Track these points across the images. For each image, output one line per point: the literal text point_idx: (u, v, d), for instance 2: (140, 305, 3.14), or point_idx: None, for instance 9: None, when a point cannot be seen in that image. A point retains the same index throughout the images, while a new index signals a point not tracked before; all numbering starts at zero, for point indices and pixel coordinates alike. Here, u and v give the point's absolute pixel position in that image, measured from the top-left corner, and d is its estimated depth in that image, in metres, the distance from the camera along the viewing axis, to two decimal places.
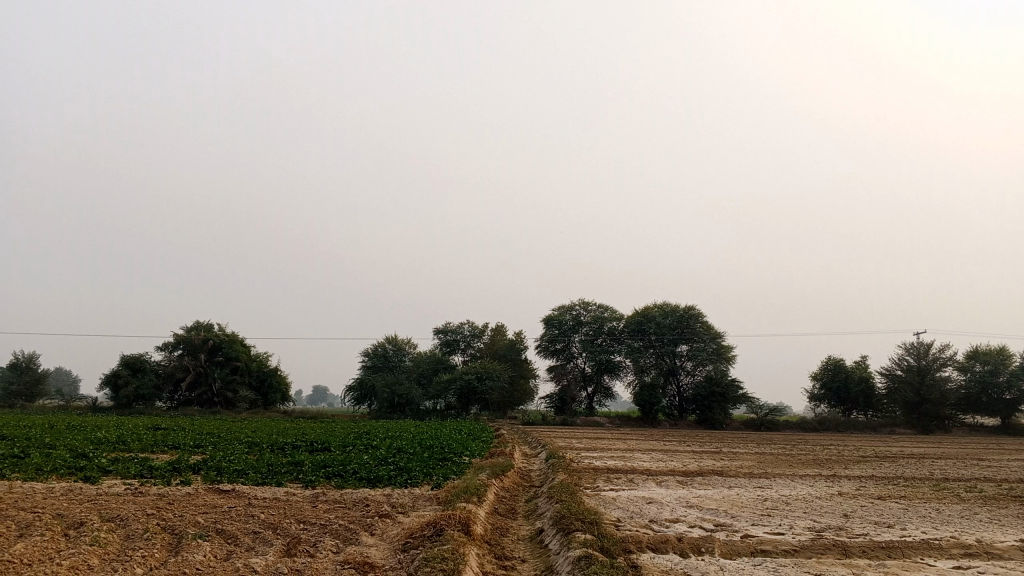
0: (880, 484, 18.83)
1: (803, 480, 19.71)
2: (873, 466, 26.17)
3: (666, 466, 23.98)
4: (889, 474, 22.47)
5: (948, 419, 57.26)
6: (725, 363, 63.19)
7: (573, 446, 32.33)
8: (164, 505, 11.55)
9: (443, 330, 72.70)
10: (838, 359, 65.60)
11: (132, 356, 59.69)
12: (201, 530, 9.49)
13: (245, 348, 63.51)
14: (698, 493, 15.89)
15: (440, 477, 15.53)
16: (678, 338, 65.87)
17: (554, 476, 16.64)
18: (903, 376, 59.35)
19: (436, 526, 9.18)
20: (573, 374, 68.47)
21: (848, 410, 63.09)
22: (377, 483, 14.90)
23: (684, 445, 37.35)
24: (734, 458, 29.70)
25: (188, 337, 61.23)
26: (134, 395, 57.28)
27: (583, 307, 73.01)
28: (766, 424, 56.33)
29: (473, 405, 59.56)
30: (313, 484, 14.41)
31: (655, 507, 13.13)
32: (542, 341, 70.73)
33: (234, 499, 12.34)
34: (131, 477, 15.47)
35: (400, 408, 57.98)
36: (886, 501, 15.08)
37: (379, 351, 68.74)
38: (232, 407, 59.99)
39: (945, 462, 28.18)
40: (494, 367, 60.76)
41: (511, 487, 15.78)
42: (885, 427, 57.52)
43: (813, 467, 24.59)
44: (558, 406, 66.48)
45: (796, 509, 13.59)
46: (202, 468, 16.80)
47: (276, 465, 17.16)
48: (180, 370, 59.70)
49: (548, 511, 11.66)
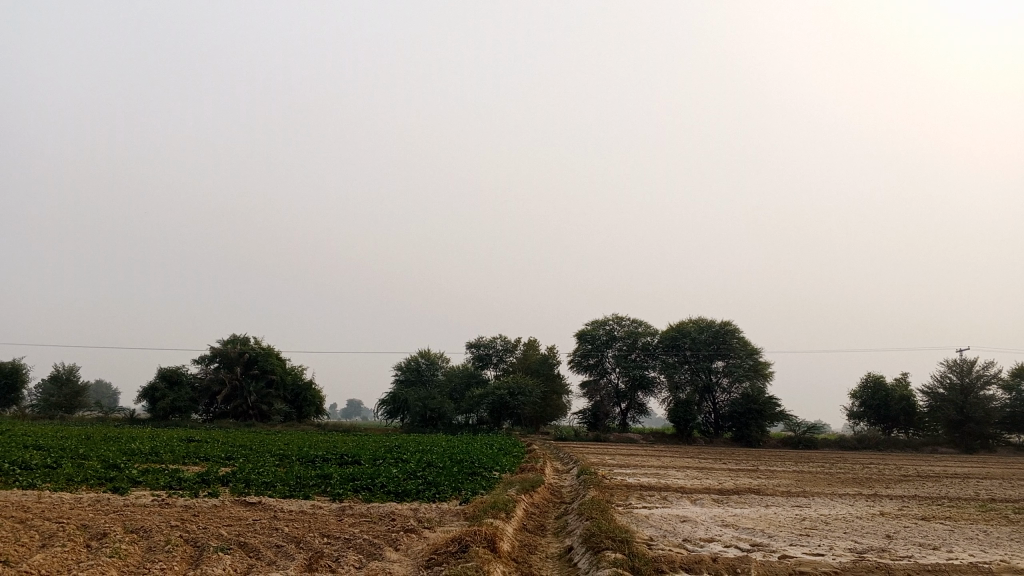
0: (924, 505, 18.20)
1: (843, 499, 19.12)
2: (916, 485, 25.38)
3: (701, 483, 23.49)
4: (932, 494, 21.75)
5: (992, 439, 55.74)
6: (761, 379, 62.21)
7: (607, 462, 31.89)
8: (189, 517, 11.43)
9: (476, 345, 72.58)
10: (877, 376, 64.30)
11: (169, 368, 60.31)
12: (222, 543, 9.32)
13: (280, 361, 63.90)
14: (733, 511, 15.45)
15: (468, 491, 15.27)
16: (713, 354, 65.01)
17: (585, 493, 16.31)
18: (945, 393, 57.97)
19: (461, 542, 8.92)
20: (606, 390, 67.86)
21: (888, 429, 61.73)
22: (404, 497, 14.67)
23: (720, 462, 36.68)
24: (772, 476, 29.04)
25: (224, 350, 61.70)
26: (171, 407, 57.79)
27: (618, 321, 72.44)
28: (804, 441, 55.30)
29: (505, 420, 59.21)
30: (340, 497, 14.25)
31: (688, 526, 12.75)
32: (575, 356, 70.28)
33: (260, 512, 12.19)
34: (160, 488, 15.42)
35: (432, 422, 57.85)
36: (930, 522, 14.53)
37: (412, 365, 68.72)
38: (267, 420, 60.33)
39: (991, 483, 27.29)
40: (527, 382, 60.44)
41: (541, 503, 15.50)
42: (926, 446, 56.16)
43: (854, 487, 23.93)
44: (591, 422, 65.88)
45: (836, 529, 13.12)
46: (231, 480, 16.74)
47: (304, 477, 17.05)
48: (217, 383, 60.17)
49: (578, 529, 11.34)
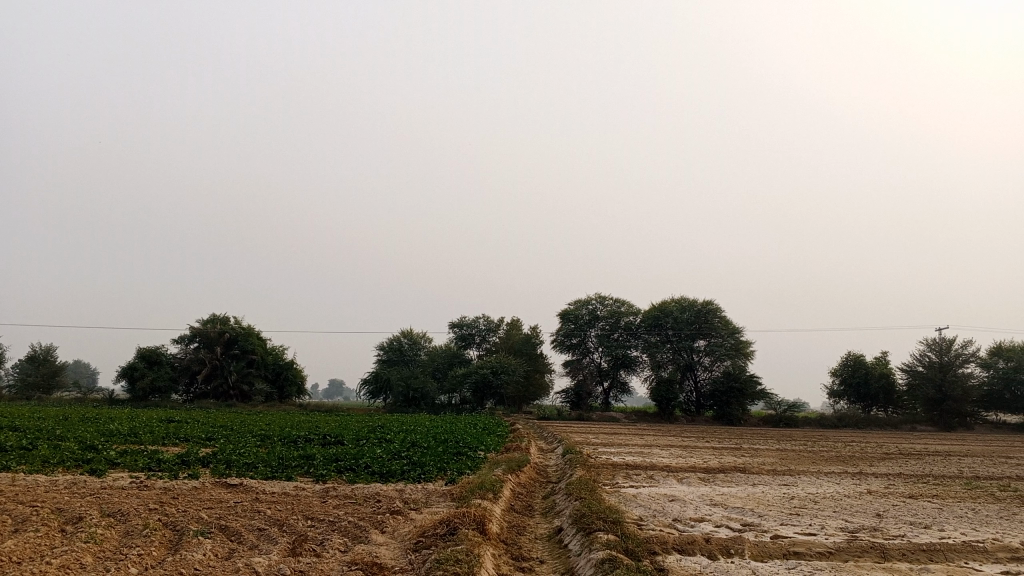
0: (909, 482, 18.20)
1: (829, 477, 19.09)
2: (898, 463, 25.50)
3: (686, 462, 23.44)
4: (916, 472, 21.80)
5: (970, 416, 56.30)
6: (743, 358, 62.42)
7: (591, 441, 31.81)
8: (168, 499, 11.16)
9: (458, 324, 72.32)
10: (857, 355, 64.68)
11: (148, 348, 59.69)
12: (203, 527, 9.04)
13: (261, 341, 63.39)
14: (721, 490, 15.34)
15: (454, 472, 15.06)
16: (695, 333, 65.11)
17: (571, 472, 16.14)
18: (924, 372, 58.40)
19: (449, 524, 8.69)
20: (589, 369, 67.91)
21: (868, 407, 62.21)
22: (390, 478, 14.44)
23: (703, 441, 36.78)
24: (756, 454, 29.06)
25: (205, 329, 61.04)
26: (151, 387, 57.22)
27: (600, 301, 72.38)
28: (785, 420, 55.58)
29: (488, 399, 59.10)
30: (323, 479, 13.98)
31: (677, 505, 12.62)
32: (558, 335, 70.22)
33: (242, 494, 11.91)
34: (138, 470, 15.09)
35: (415, 402, 57.67)
36: (917, 500, 14.49)
37: (395, 344, 68.44)
38: (248, 400, 59.94)
39: (971, 461, 27.42)
40: (510, 362, 60.30)
41: (528, 483, 15.33)
42: (905, 423, 56.65)
43: (838, 465, 23.94)
44: (574, 401, 65.92)
45: (826, 508, 13.02)
46: (211, 461, 16.42)
47: (285, 458, 16.75)
48: (197, 363, 59.58)
49: (568, 509, 11.15)
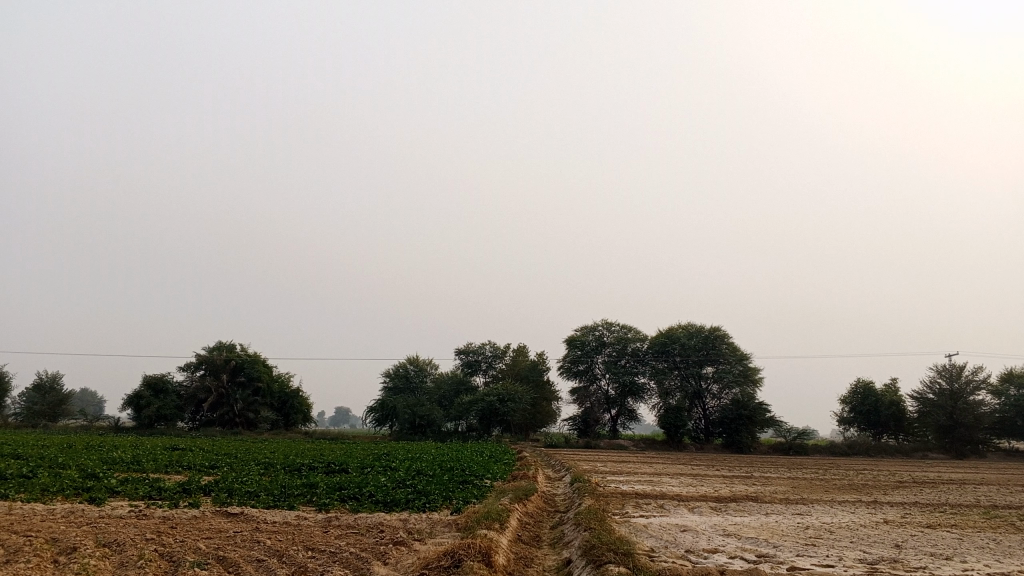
0: (926, 512, 17.76)
1: (843, 506, 18.67)
2: (913, 491, 25.00)
3: (696, 490, 23.00)
4: (931, 501, 21.34)
5: (983, 444, 55.56)
6: (751, 385, 61.88)
7: (599, 469, 31.38)
8: (166, 529, 10.88)
9: (465, 351, 72.03)
10: (867, 381, 64.07)
11: (154, 376, 59.46)
12: (200, 558, 8.76)
13: (267, 368, 63.15)
14: (734, 520, 14.97)
15: (460, 501, 14.74)
16: (703, 360, 64.61)
17: (580, 501, 15.82)
18: (935, 399, 57.80)
19: (454, 556, 8.39)
20: (596, 396, 67.45)
21: (879, 434, 61.49)
22: (394, 506, 14.12)
23: (713, 468, 36.29)
24: (767, 482, 28.54)
25: (211, 357, 60.83)
26: (156, 415, 56.91)
27: (607, 327, 72.06)
28: (795, 448, 54.97)
29: (495, 426, 58.64)
30: (327, 508, 13.69)
31: (689, 536, 12.26)
32: (565, 362, 69.79)
33: (242, 524, 11.61)
34: (139, 498, 14.82)
35: (421, 429, 57.26)
36: (935, 530, 14.11)
37: (401, 372, 68.08)
38: (254, 428, 59.56)
39: (986, 489, 26.90)
40: (517, 389, 59.89)
41: (536, 512, 15.00)
42: (917, 451, 55.93)
43: (851, 493, 23.51)
44: (581, 428, 65.39)
45: (842, 538, 12.67)
46: (213, 490, 16.14)
47: (289, 486, 16.46)
48: (202, 391, 59.25)
49: (576, 539, 10.83)
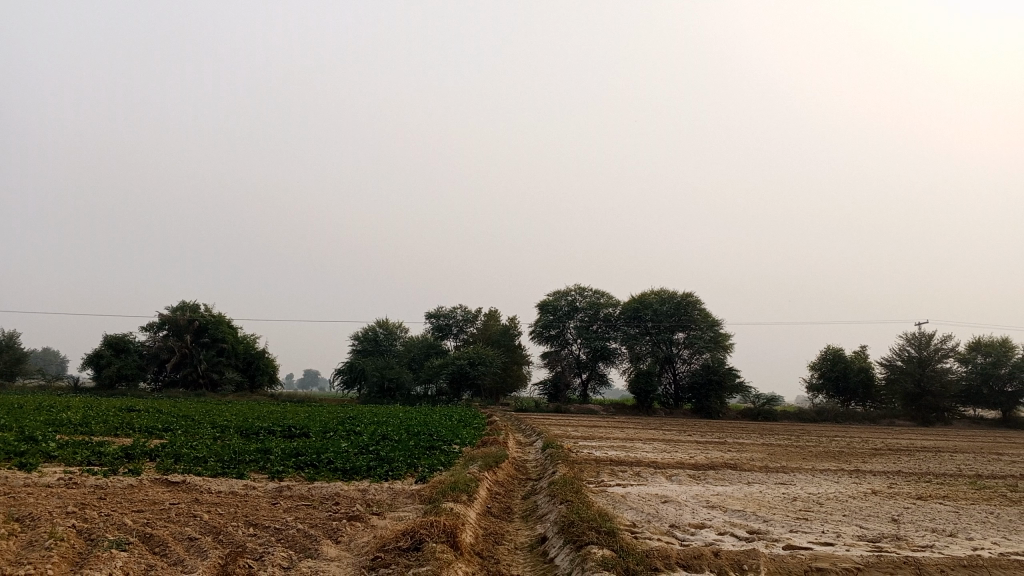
0: (913, 481, 17.13)
1: (825, 475, 17.92)
2: (892, 459, 24.45)
3: (672, 457, 22.18)
4: (913, 469, 20.69)
5: (948, 412, 55.68)
6: (723, 351, 61.52)
7: (571, 434, 30.64)
8: (93, 500, 9.69)
9: (435, 314, 70.94)
10: (836, 348, 63.86)
11: (115, 335, 57.69)
12: (122, 536, 7.63)
13: (232, 329, 61.60)
14: (717, 490, 14.13)
15: (425, 469, 13.70)
16: (675, 326, 63.95)
17: (553, 469, 14.87)
18: (903, 367, 57.65)
19: (414, 536, 7.34)
20: (567, 360, 66.83)
21: (846, 401, 61.51)
22: (352, 475, 13.04)
23: (686, 434, 35.65)
24: (742, 449, 27.88)
25: (174, 316, 59.08)
26: (118, 375, 55.37)
27: (579, 292, 71.23)
28: (764, 414, 54.80)
29: (464, 390, 57.75)
30: (280, 476, 12.60)
31: (672, 508, 11.33)
32: (536, 326, 68.99)
33: (181, 494, 10.46)
34: (75, 464, 13.63)
35: (390, 392, 56.29)
36: (927, 502, 13.32)
37: (370, 334, 66.84)
38: (218, 389, 58.13)
39: (964, 457, 26.40)
40: (487, 353, 58.94)
41: (506, 481, 14.04)
42: (883, 418, 55.95)
43: (831, 461, 22.94)
44: (552, 393, 64.82)
45: (834, 512, 11.81)
46: (158, 455, 14.97)
47: (241, 452, 15.34)
48: (165, 351, 57.73)
49: (552, 513, 9.84)
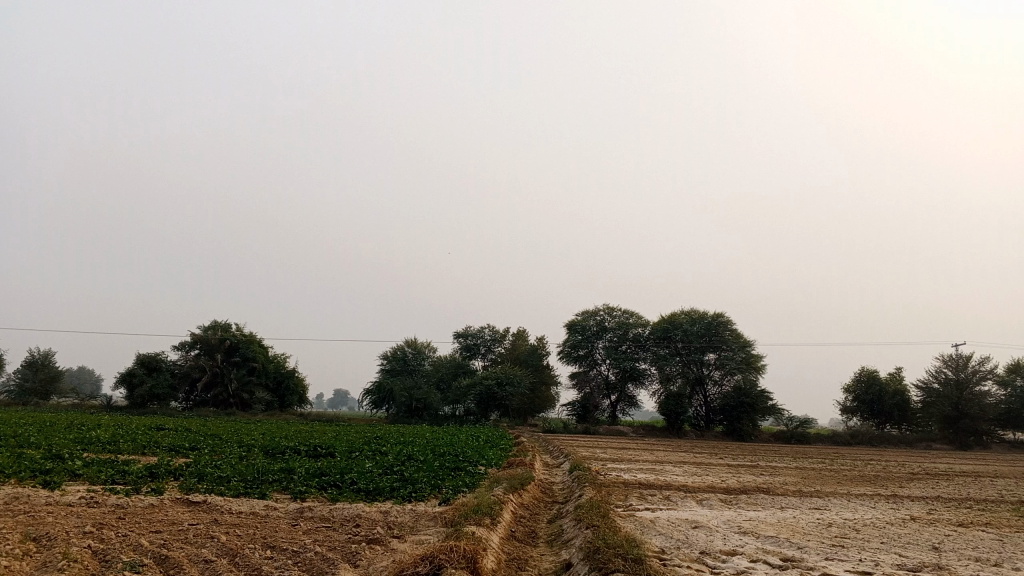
0: (953, 507, 16.55)
1: (862, 500, 17.42)
2: (930, 484, 23.76)
3: (702, 480, 21.72)
4: (953, 495, 20.05)
5: (987, 435, 54.33)
6: (754, 372, 60.66)
7: (599, 456, 30.21)
8: (113, 521, 9.57)
9: (464, 334, 70.81)
10: (871, 370, 62.73)
11: (148, 354, 58.21)
12: (137, 558, 7.48)
13: (262, 348, 61.91)
14: (748, 515, 13.72)
15: (449, 490, 13.47)
16: (705, 346, 63.23)
17: (580, 492, 14.56)
18: (940, 389, 56.43)
19: (434, 561, 7.11)
20: (596, 381, 66.30)
21: (881, 424, 60.29)
22: (376, 496, 12.83)
23: (717, 457, 35.02)
24: (775, 472, 27.26)
25: (205, 336, 59.50)
26: (149, 394, 55.80)
27: (608, 312, 70.74)
28: (796, 436, 53.84)
29: (493, 411, 57.39)
30: (303, 496, 12.45)
31: (702, 534, 10.98)
32: (565, 346, 68.57)
33: (201, 514, 10.35)
34: (99, 483, 13.60)
35: (418, 412, 56.16)
36: (969, 530, 12.81)
37: (399, 354, 66.82)
38: (248, 409, 58.37)
39: (1006, 483, 25.61)
40: (516, 373, 58.66)
41: (532, 504, 13.77)
42: (920, 442, 54.73)
43: (867, 486, 22.33)
44: (580, 414, 64.27)
45: (872, 539, 11.39)
46: (182, 474, 14.87)
47: (265, 471, 15.22)
48: (196, 370, 58.12)
49: (577, 538, 9.56)
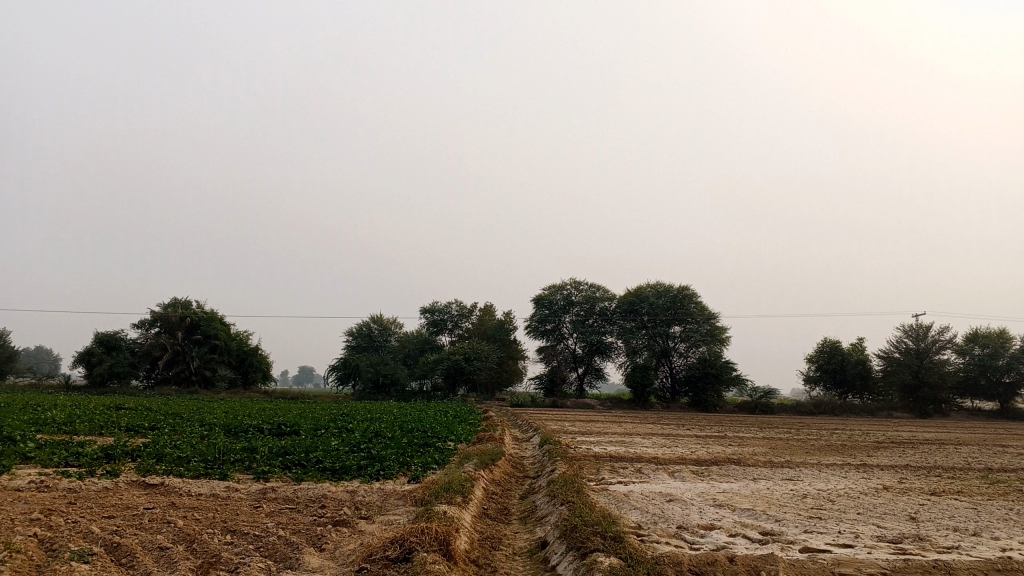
0: (921, 475, 16.57)
1: (833, 470, 17.39)
2: (896, 453, 23.91)
3: (673, 452, 21.64)
4: (920, 463, 20.12)
5: (946, 403, 55.28)
6: (719, 344, 60.99)
7: (568, 429, 30.08)
8: (63, 506, 9.03)
9: (430, 309, 70.30)
10: (833, 341, 63.38)
11: (106, 333, 56.91)
12: (86, 547, 7.00)
13: (224, 325, 60.85)
14: (722, 488, 13.55)
15: (418, 468, 13.09)
16: (671, 319, 63.42)
17: (551, 467, 14.29)
18: (900, 358, 57.15)
19: (404, 545, 6.74)
20: (563, 355, 66.24)
21: (844, 393, 61.01)
22: (342, 475, 12.40)
23: (685, 429, 35.10)
24: (743, 443, 27.27)
25: (165, 313, 58.28)
26: (109, 373, 54.60)
27: (575, 286, 70.63)
28: (761, 407, 54.31)
29: (460, 386, 57.11)
30: (266, 476, 12.00)
31: (679, 508, 10.75)
32: (532, 321, 68.41)
33: (158, 497, 9.86)
34: (52, 465, 13.01)
35: (385, 388, 55.70)
36: (943, 498, 12.75)
37: (364, 330, 66.15)
38: (211, 386, 57.45)
39: (970, 450, 25.87)
40: (483, 347, 58.34)
41: (503, 480, 13.45)
42: (881, 411, 55.50)
43: (836, 455, 22.39)
44: (548, 387, 64.20)
45: (849, 510, 11.22)
46: (140, 455, 14.31)
47: (227, 451, 14.72)
48: (157, 348, 56.98)
49: (553, 516, 9.25)
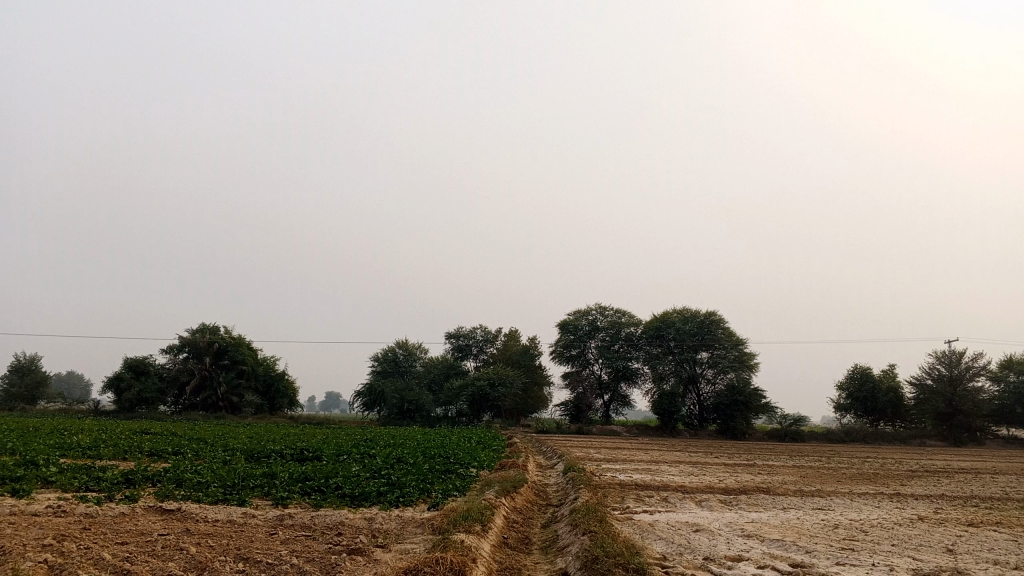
0: (957, 505, 16.08)
1: (864, 500, 16.93)
2: (931, 482, 23.29)
3: (700, 480, 21.21)
4: (956, 493, 19.57)
5: (981, 431, 54.04)
6: (747, 370, 60.20)
7: (593, 457, 29.69)
8: (78, 532, 8.91)
9: (455, 335, 70.21)
10: (864, 367, 62.35)
11: (135, 358, 57.41)
12: (95, 573, 6.87)
13: (251, 351, 61.13)
14: (750, 517, 13.18)
15: (438, 494, 12.89)
16: (698, 345, 62.79)
17: (575, 495, 14.01)
18: (933, 385, 56.03)
19: (418, 574, 6.54)
20: (588, 381, 65.73)
21: (876, 421, 59.88)
22: (361, 501, 12.23)
23: (712, 456, 34.54)
24: (772, 471, 26.73)
25: (193, 339, 58.70)
26: (137, 398, 54.98)
27: (600, 311, 70.28)
28: (791, 435, 53.44)
29: (485, 412, 56.83)
30: (285, 502, 11.87)
31: (705, 538, 10.43)
32: (557, 347, 68.08)
33: (174, 523, 9.73)
34: (71, 490, 12.96)
35: (409, 414, 55.54)
36: (980, 530, 12.29)
37: (389, 356, 66.12)
38: (237, 412, 57.62)
39: (1007, 479, 25.18)
40: (508, 373, 58.07)
41: (525, 508, 13.20)
42: (914, 439, 54.36)
43: (868, 484, 21.85)
44: (573, 414, 63.65)
45: (882, 541, 10.84)
46: (160, 480, 14.24)
47: (247, 476, 14.61)
48: (185, 373, 57.37)
49: (574, 546, 8.99)
